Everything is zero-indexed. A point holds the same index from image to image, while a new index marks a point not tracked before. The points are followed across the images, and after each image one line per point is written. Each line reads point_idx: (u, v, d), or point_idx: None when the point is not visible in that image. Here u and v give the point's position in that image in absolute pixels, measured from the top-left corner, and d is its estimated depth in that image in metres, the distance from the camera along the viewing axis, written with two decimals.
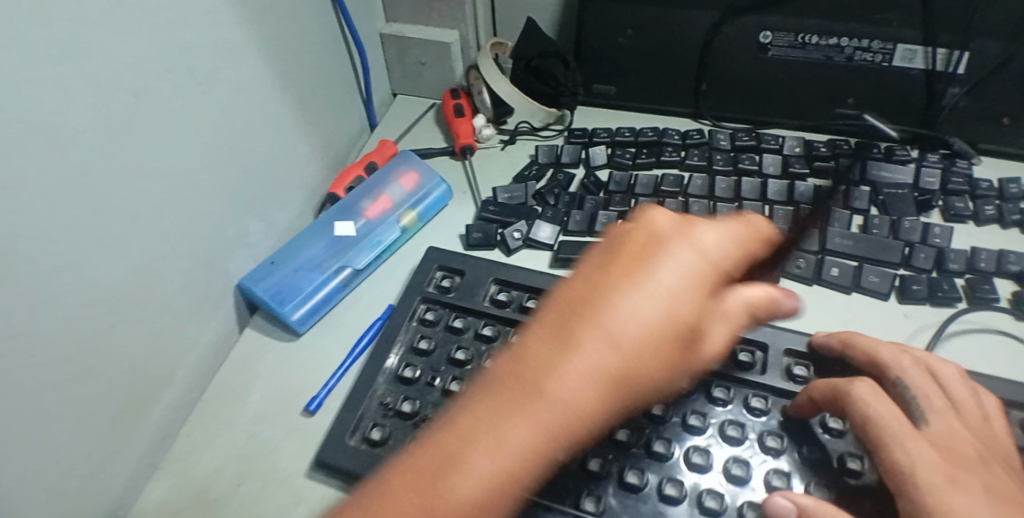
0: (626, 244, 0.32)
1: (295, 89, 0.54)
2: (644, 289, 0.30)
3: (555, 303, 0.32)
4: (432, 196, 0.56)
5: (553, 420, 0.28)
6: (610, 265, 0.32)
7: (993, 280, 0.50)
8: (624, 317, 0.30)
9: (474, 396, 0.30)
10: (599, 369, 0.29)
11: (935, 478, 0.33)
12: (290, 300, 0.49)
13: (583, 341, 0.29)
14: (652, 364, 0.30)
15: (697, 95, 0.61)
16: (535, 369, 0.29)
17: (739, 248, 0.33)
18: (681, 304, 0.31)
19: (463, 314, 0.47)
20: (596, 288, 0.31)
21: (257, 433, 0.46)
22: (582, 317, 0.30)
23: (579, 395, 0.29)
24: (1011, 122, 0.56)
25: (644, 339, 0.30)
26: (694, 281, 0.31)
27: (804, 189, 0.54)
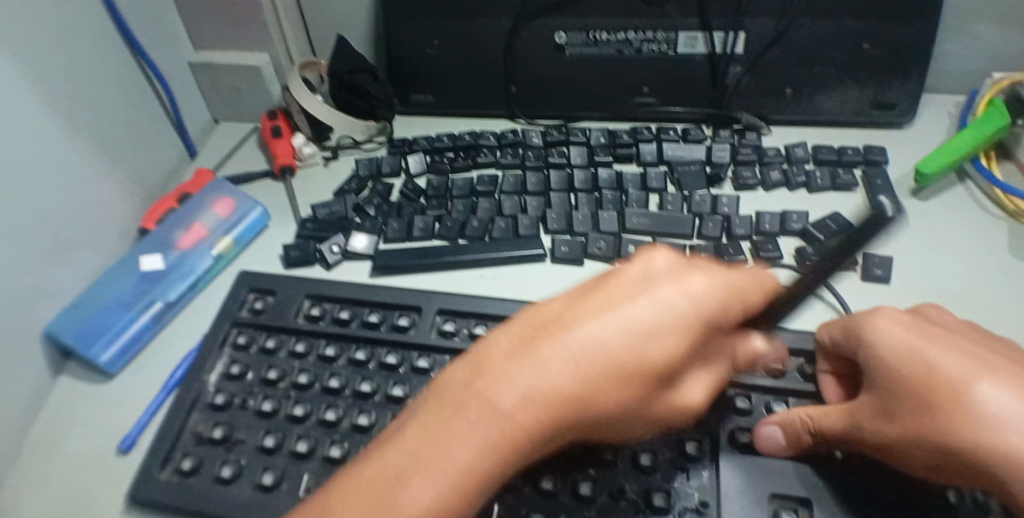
0: (613, 277, 0.33)
1: (93, 126, 0.53)
2: (619, 326, 0.30)
3: (532, 325, 0.32)
4: (248, 220, 0.56)
5: (498, 440, 0.29)
6: (589, 298, 0.32)
7: (778, 239, 0.54)
8: (592, 341, 0.30)
9: (426, 406, 0.32)
10: (552, 401, 0.30)
11: (905, 342, 0.37)
12: (98, 341, 0.49)
13: (542, 362, 0.30)
14: (611, 397, 0.30)
15: (508, 96, 0.64)
16: (488, 389, 0.30)
17: (728, 291, 0.32)
18: (657, 347, 0.30)
19: (275, 333, 0.48)
20: (573, 316, 0.31)
21: (69, 483, 0.45)
22: (547, 338, 0.31)
23: (529, 419, 0.30)
24: (792, 92, 0.62)
25: (604, 374, 0.30)
26: (682, 326, 0.30)
27: (606, 175, 0.58)
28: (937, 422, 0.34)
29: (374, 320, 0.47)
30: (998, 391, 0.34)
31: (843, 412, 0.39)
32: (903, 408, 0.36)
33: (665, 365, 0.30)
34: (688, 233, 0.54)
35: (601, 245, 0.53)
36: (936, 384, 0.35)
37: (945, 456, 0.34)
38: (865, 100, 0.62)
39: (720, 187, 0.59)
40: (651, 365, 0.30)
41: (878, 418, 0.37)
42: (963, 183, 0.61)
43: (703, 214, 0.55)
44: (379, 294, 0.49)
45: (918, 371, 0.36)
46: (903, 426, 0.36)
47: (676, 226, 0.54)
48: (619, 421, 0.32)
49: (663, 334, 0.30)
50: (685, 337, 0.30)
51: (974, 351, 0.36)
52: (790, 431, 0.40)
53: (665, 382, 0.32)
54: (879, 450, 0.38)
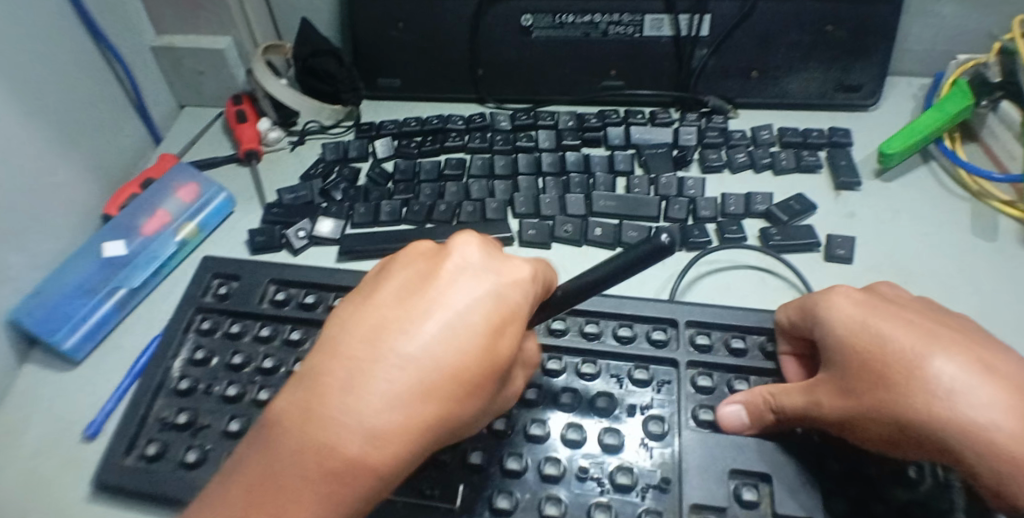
0: (411, 278, 0.31)
1: (50, 111, 0.52)
2: (429, 325, 0.29)
3: (352, 329, 0.30)
4: (213, 205, 0.55)
5: (343, 477, 0.27)
6: (402, 299, 0.30)
7: (743, 221, 0.55)
8: (409, 349, 0.28)
9: (256, 446, 0.29)
10: (400, 424, 0.28)
11: (857, 318, 0.39)
12: (61, 327, 0.48)
13: (374, 379, 0.28)
14: (457, 407, 0.29)
15: (476, 80, 0.63)
16: (324, 432, 0.28)
17: (495, 307, 0.30)
18: (468, 343, 0.29)
19: (240, 319, 0.48)
20: (387, 321, 0.30)
21: (32, 469, 0.45)
22: (366, 356, 0.29)
23: (382, 455, 0.27)
24: (758, 74, 0.63)
25: (437, 383, 0.28)
26: (496, 312, 0.30)
27: (574, 158, 0.58)
28: (891, 396, 0.36)
29: (339, 304, 0.47)
30: (949, 364, 0.35)
31: (804, 390, 0.40)
32: (857, 385, 0.38)
33: (495, 358, 0.30)
34: (654, 216, 0.54)
35: (567, 228, 0.54)
36: (890, 360, 0.37)
37: (899, 428, 0.36)
38: (830, 81, 0.63)
39: (688, 169, 0.59)
40: (485, 362, 0.29)
41: (835, 395, 0.39)
42: (927, 164, 0.62)
43: (670, 196, 0.55)
44: (344, 279, 0.49)
45: (871, 351, 0.38)
46: (858, 401, 0.37)
47: (642, 209, 0.55)
48: (460, 429, 0.30)
49: (500, 329, 0.30)
50: (500, 330, 0.30)
51: (929, 327, 0.38)
52: (754, 407, 0.41)
53: (497, 380, 0.31)
54: (835, 426, 0.39)
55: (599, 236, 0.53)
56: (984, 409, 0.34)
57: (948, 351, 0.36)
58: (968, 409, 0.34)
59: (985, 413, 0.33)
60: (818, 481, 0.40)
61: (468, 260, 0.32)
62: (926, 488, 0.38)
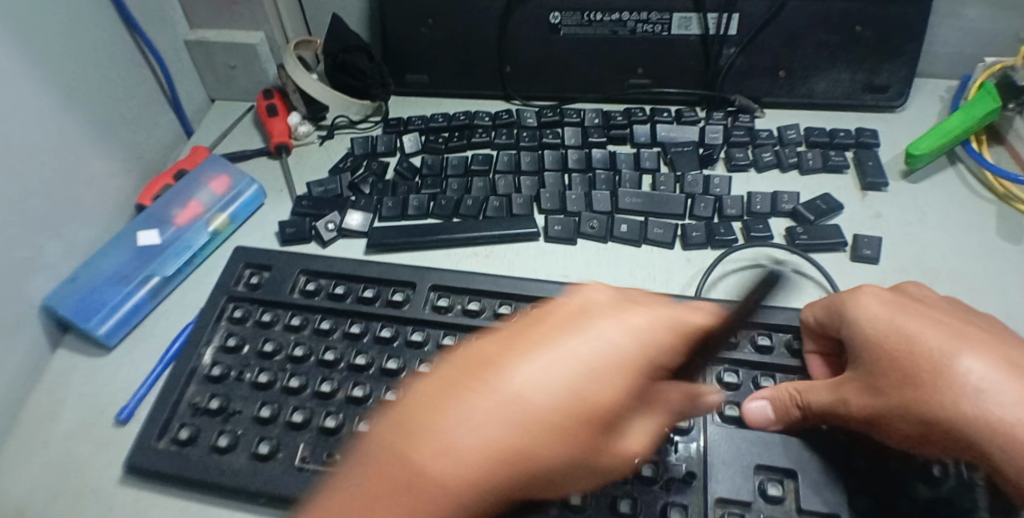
0: (545, 320, 0.33)
1: (87, 102, 0.53)
2: (550, 365, 0.30)
3: (459, 361, 0.31)
4: (244, 197, 0.56)
5: (417, 498, 0.27)
6: (522, 335, 0.32)
7: (769, 220, 0.55)
8: (520, 380, 0.29)
9: (355, 461, 0.29)
10: (486, 450, 0.28)
11: (886, 317, 0.40)
12: (96, 314, 0.50)
13: (476, 406, 0.28)
14: (554, 446, 0.29)
15: (502, 76, 0.64)
16: (421, 447, 0.28)
17: (642, 340, 0.32)
18: (601, 387, 0.30)
19: (272, 308, 0.48)
20: (499, 354, 0.31)
21: (67, 451, 0.46)
22: (474, 377, 0.30)
23: (462, 479, 0.27)
24: (786, 74, 0.63)
25: (541, 421, 0.29)
26: (618, 364, 0.31)
27: (600, 155, 0.58)
28: (921, 394, 0.37)
29: (368, 295, 0.48)
30: (978, 364, 0.36)
31: (831, 387, 0.40)
32: (886, 382, 0.38)
33: (609, 409, 0.30)
34: (680, 213, 0.55)
35: (593, 224, 0.54)
36: (919, 359, 0.37)
37: (927, 427, 0.37)
38: (857, 82, 0.62)
39: (713, 168, 0.59)
40: (588, 409, 0.30)
41: (862, 393, 0.39)
42: (954, 166, 0.62)
43: (696, 194, 0.56)
44: (373, 270, 0.49)
45: (900, 349, 0.38)
46: (886, 400, 0.38)
47: (668, 206, 0.55)
48: (560, 480, 0.30)
49: (601, 377, 0.30)
50: (625, 378, 0.31)
51: (956, 327, 0.39)
52: (779, 402, 0.41)
53: (607, 431, 0.31)
54: (862, 424, 0.39)
55: (625, 232, 0.53)
56: (1008, 406, 0.35)
57: (977, 351, 0.37)
58: (996, 410, 0.35)
59: (1013, 413, 0.34)
60: (839, 476, 0.40)
61: (637, 307, 0.34)
62: (949, 488, 0.37)
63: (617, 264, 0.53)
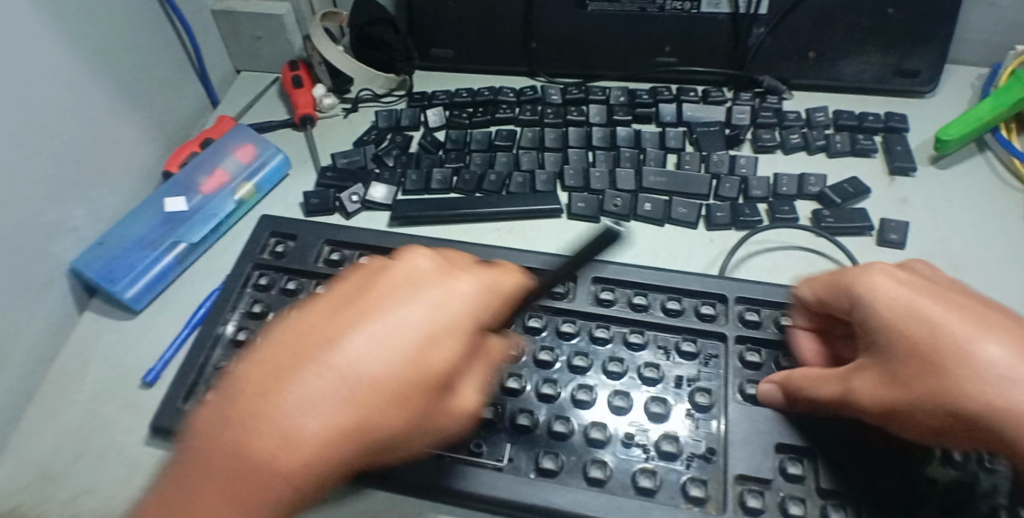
0: (377, 281, 0.32)
1: (115, 68, 0.53)
2: (382, 329, 0.29)
3: (288, 338, 0.30)
4: (269, 166, 0.57)
5: (252, 481, 0.27)
6: (328, 313, 0.31)
7: (795, 202, 0.54)
8: (355, 350, 0.29)
9: (187, 452, 0.28)
10: (329, 426, 0.27)
11: (906, 301, 0.36)
12: (124, 277, 0.50)
13: (303, 370, 0.28)
14: (389, 415, 0.29)
15: (528, 53, 0.64)
16: (242, 430, 0.27)
17: (485, 300, 0.32)
18: (374, 362, 0.28)
19: (296, 276, 0.49)
20: (339, 324, 0.30)
21: (95, 409, 0.47)
22: (308, 353, 0.28)
23: (297, 461, 0.27)
24: (815, 56, 0.62)
25: (382, 392, 0.28)
26: (453, 331, 0.31)
27: (624, 133, 0.58)
28: (942, 383, 0.33)
29: None
30: (1002, 350, 0.32)
31: (841, 377, 0.38)
32: (903, 370, 0.35)
33: (379, 380, 0.28)
34: (704, 193, 0.54)
35: (617, 202, 0.54)
36: (940, 346, 0.34)
37: (954, 418, 0.33)
38: (888, 66, 0.61)
39: (740, 149, 0.59)
40: (429, 374, 0.30)
41: (877, 384, 0.36)
42: (982, 154, 0.61)
43: (721, 174, 0.55)
44: (397, 241, 0.50)
45: (919, 336, 0.35)
46: (904, 390, 0.35)
47: (692, 186, 0.54)
48: (403, 441, 0.30)
49: (440, 342, 0.30)
50: (408, 365, 0.29)
51: (980, 314, 0.35)
52: (788, 391, 0.41)
53: (440, 392, 0.31)
54: (877, 415, 0.37)
55: (648, 211, 0.53)
56: None
57: (1001, 335, 0.33)
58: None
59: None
60: (840, 467, 0.39)
61: (479, 269, 0.34)
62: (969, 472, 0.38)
63: (640, 242, 0.53)
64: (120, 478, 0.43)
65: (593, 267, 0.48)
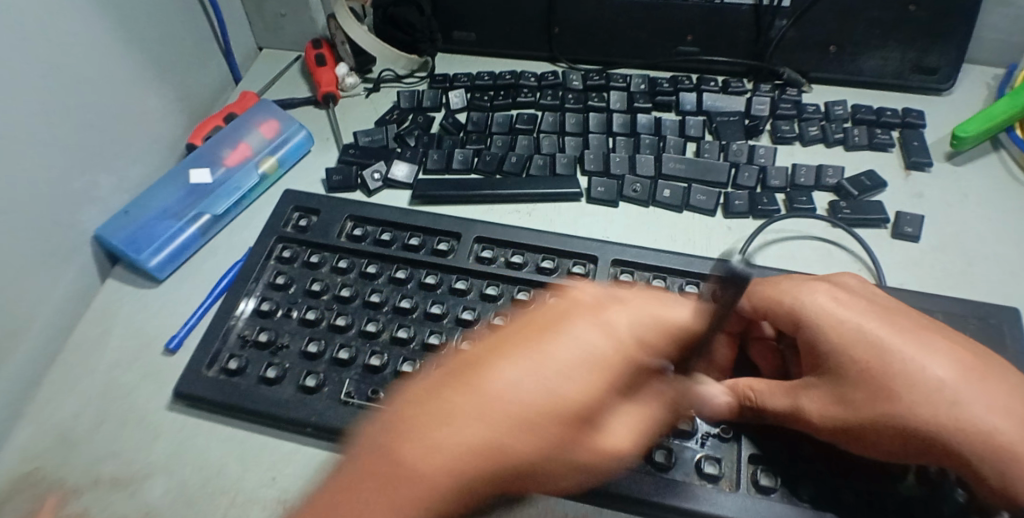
0: (536, 319, 0.37)
1: (142, 40, 0.53)
2: (536, 359, 0.34)
3: (451, 367, 0.35)
4: (292, 142, 0.57)
5: (406, 497, 0.30)
6: (506, 341, 0.35)
7: (812, 193, 0.55)
8: (500, 384, 0.33)
9: (353, 454, 0.33)
10: (477, 445, 0.32)
11: (824, 326, 0.38)
12: (148, 247, 0.51)
13: (456, 403, 0.33)
14: (521, 439, 0.33)
15: (550, 38, 0.64)
16: (398, 439, 0.32)
17: (646, 327, 0.36)
18: (570, 384, 0.34)
19: (319, 250, 0.49)
20: (484, 356, 0.35)
21: (118, 375, 0.47)
22: (460, 379, 0.34)
23: (437, 466, 0.31)
24: (836, 50, 0.62)
25: (512, 417, 0.33)
26: (593, 362, 0.34)
27: (645, 120, 0.58)
28: (893, 408, 0.35)
29: (414, 243, 0.49)
30: (946, 370, 0.35)
31: (787, 392, 0.39)
32: (856, 393, 0.36)
33: (577, 403, 0.34)
34: (723, 181, 0.55)
35: (636, 187, 0.54)
36: (892, 369, 0.35)
37: (903, 439, 0.35)
38: (907, 62, 0.62)
39: (758, 139, 0.59)
40: (568, 407, 0.33)
41: (827, 404, 0.37)
42: (996, 152, 0.61)
43: (740, 163, 0.56)
44: (420, 219, 0.50)
45: (872, 358, 0.36)
46: (856, 412, 0.36)
47: (711, 174, 0.55)
48: (535, 470, 0.34)
49: (574, 374, 0.34)
50: (597, 376, 0.34)
51: (927, 339, 0.37)
52: (733, 400, 0.40)
53: (584, 424, 0.34)
54: (825, 435, 0.37)
55: (667, 197, 0.54)
56: (984, 420, 0.34)
57: (942, 357, 0.36)
58: (971, 416, 0.34)
59: (985, 422, 0.34)
60: (821, 476, 0.39)
61: (640, 298, 0.38)
62: None
63: (659, 228, 0.53)
64: (142, 442, 0.44)
65: (613, 249, 0.48)
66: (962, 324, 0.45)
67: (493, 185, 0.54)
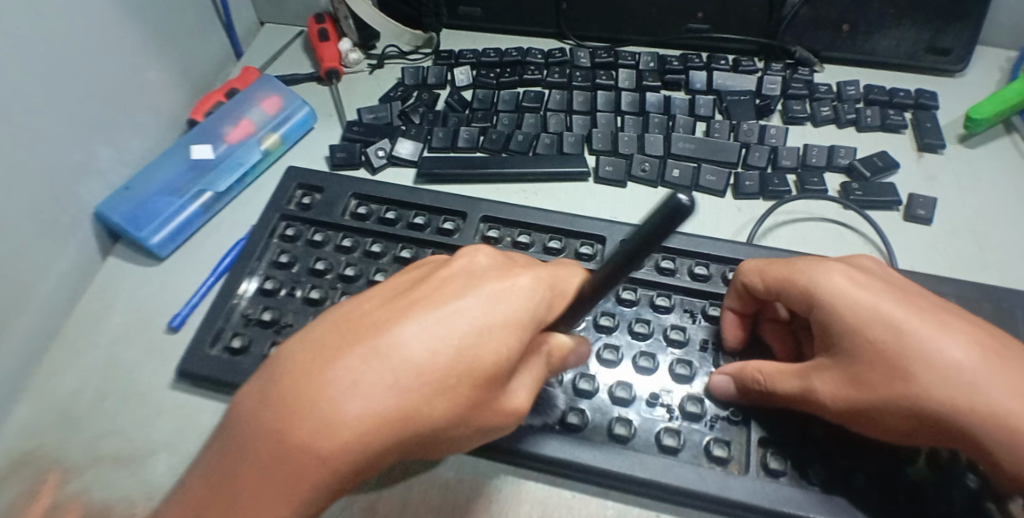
0: (428, 276, 0.32)
1: (143, 12, 0.52)
2: (424, 322, 0.28)
3: (343, 322, 0.29)
4: (295, 119, 0.56)
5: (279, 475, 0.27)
6: (403, 299, 0.30)
7: (824, 174, 0.54)
8: (400, 345, 0.27)
9: (233, 437, 0.28)
10: (381, 411, 0.27)
11: (835, 305, 0.37)
12: (150, 224, 0.50)
13: (344, 357, 0.27)
14: (433, 403, 0.28)
15: (558, 14, 0.63)
16: (298, 421, 0.27)
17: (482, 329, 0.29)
18: (422, 350, 0.28)
19: (323, 228, 0.49)
20: (384, 315, 0.29)
21: (120, 353, 0.47)
22: (350, 338, 0.28)
23: (354, 431, 0.27)
24: (850, 28, 0.61)
25: (425, 380, 0.27)
26: (508, 324, 0.29)
27: (653, 99, 0.57)
28: (908, 389, 0.34)
29: (419, 222, 0.48)
30: (963, 352, 0.34)
31: (799, 373, 0.38)
32: (868, 372, 0.35)
33: (497, 366, 0.29)
34: (733, 161, 0.54)
35: (645, 167, 0.53)
36: (907, 351, 0.34)
37: (917, 420, 0.34)
38: (922, 42, 0.61)
39: (769, 119, 0.58)
40: (478, 369, 0.28)
41: (840, 385, 0.36)
42: (1009, 135, 0.60)
43: (750, 143, 0.55)
44: (425, 198, 0.49)
45: (887, 337, 0.35)
46: (870, 394, 0.35)
47: (722, 154, 0.54)
48: (449, 430, 0.29)
49: (490, 336, 0.29)
50: (511, 342, 0.29)
51: (943, 318, 0.35)
52: (743, 382, 0.40)
53: (492, 386, 0.30)
54: (837, 416, 0.37)
55: (676, 177, 0.53)
56: (1000, 401, 0.32)
57: (959, 337, 0.34)
58: (990, 400, 0.33)
59: (1000, 405, 0.32)
60: (828, 458, 0.38)
61: (484, 279, 0.31)
62: None
63: None
64: (145, 420, 0.44)
65: (621, 230, 0.48)
66: (975, 308, 0.44)
67: (500, 164, 0.53)
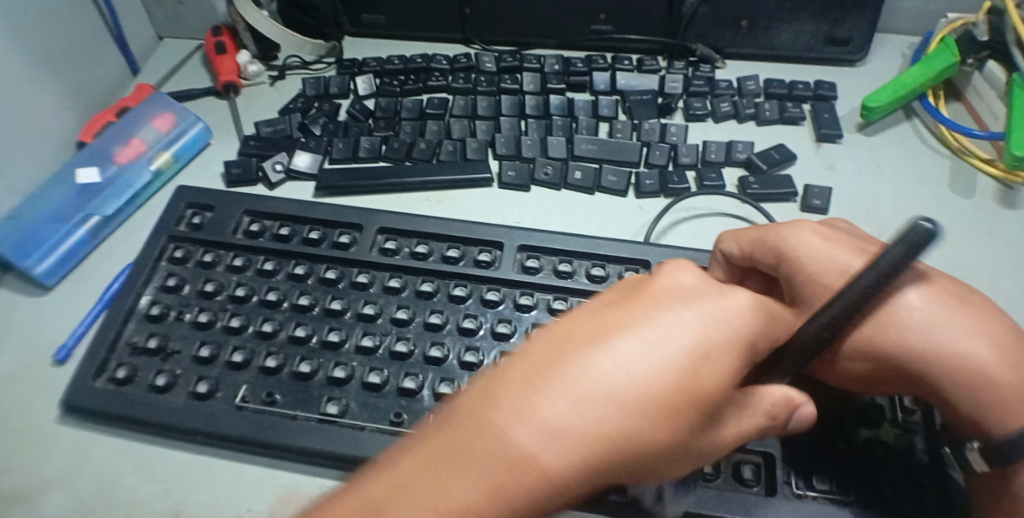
0: (643, 289, 0.28)
1: (27, 33, 0.50)
2: (650, 335, 0.25)
3: (554, 332, 0.26)
4: (189, 135, 0.55)
5: None
6: (610, 310, 0.27)
7: (722, 169, 0.55)
8: (609, 364, 0.24)
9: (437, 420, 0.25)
10: (568, 427, 0.23)
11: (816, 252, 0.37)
12: (34, 252, 0.48)
13: (564, 372, 0.24)
14: (650, 429, 0.24)
15: (462, 19, 0.62)
16: (507, 412, 0.23)
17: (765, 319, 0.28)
18: (708, 367, 0.25)
19: (214, 249, 0.48)
20: (603, 329, 0.26)
21: (7, 391, 0.45)
22: (575, 350, 0.25)
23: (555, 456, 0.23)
24: (748, 24, 0.62)
25: (651, 402, 0.24)
26: (716, 347, 0.26)
27: (557, 102, 0.57)
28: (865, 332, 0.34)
29: (314, 237, 0.47)
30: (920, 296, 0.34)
31: None
32: None
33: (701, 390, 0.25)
34: (635, 161, 0.54)
35: (547, 170, 0.54)
36: None
37: (874, 363, 0.35)
38: (819, 35, 0.62)
39: (672, 117, 0.59)
40: (687, 391, 0.25)
41: None
42: (909, 120, 0.61)
43: (651, 142, 0.55)
44: (320, 210, 0.49)
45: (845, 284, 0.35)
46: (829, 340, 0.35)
47: (624, 154, 0.54)
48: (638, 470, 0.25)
49: (709, 357, 0.25)
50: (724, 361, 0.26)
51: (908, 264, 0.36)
52: None
53: (705, 420, 0.26)
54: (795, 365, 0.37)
55: (578, 179, 0.53)
56: (965, 340, 0.34)
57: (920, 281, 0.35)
58: (944, 340, 0.33)
59: (966, 346, 0.33)
60: None
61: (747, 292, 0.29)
62: (886, 429, 0.39)
63: (570, 210, 0.53)
64: (31, 460, 0.42)
65: (519, 234, 0.47)
66: None
67: (399, 173, 0.53)
